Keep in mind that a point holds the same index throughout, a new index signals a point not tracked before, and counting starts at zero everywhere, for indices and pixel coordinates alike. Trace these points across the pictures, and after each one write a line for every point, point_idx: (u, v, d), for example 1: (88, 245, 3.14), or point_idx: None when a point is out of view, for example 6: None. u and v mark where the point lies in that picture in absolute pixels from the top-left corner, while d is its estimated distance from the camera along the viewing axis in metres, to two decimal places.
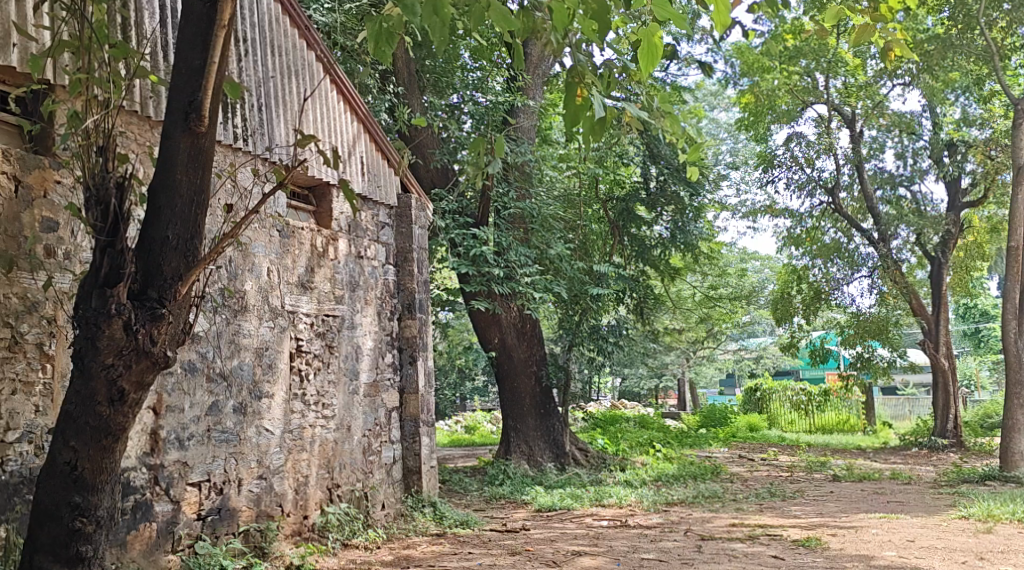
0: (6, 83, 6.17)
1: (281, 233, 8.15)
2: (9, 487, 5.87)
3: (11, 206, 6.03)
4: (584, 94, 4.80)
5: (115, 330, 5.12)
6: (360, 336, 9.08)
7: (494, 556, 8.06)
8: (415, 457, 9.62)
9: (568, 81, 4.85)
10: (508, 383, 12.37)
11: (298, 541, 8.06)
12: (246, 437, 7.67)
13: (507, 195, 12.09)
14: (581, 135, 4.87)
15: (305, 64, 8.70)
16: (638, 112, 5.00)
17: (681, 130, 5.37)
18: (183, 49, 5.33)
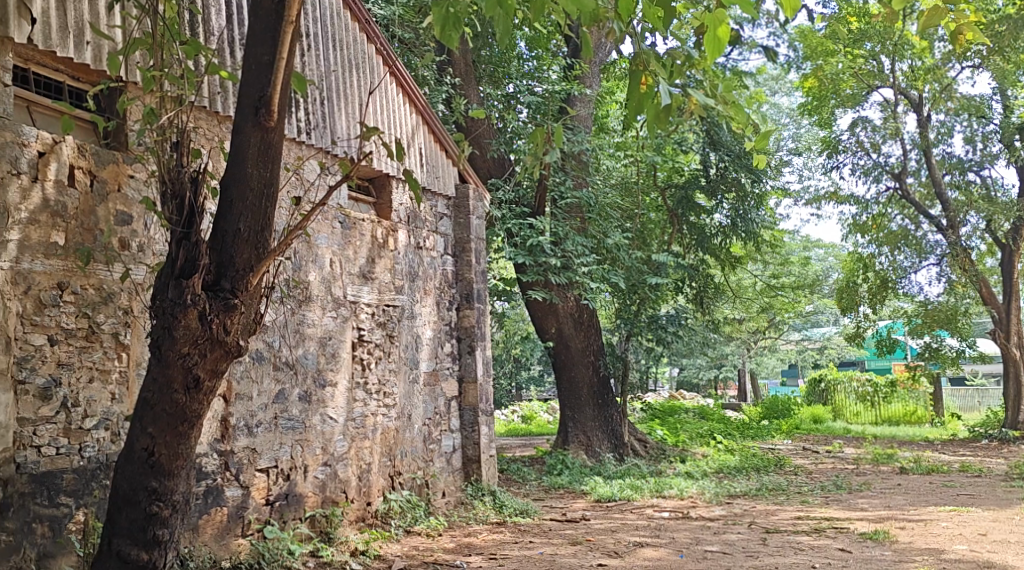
0: (80, 80, 6.34)
1: (343, 224, 8.26)
2: (87, 472, 6.04)
3: (87, 200, 6.18)
4: (649, 82, 4.82)
5: (190, 320, 5.23)
6: (419, 326, 9.17)
7: (555, 546, 8.11)
8: (475, 446, 9.68)
9: (631, 69, 4.88)
10: (565, 372, 12.37)
11: (362, 527, 8.19)
12: (311, 425, 7.80)
13: (564, 184, 12.05)
14: (644, 122, 4.89)
15: (365, 57, 8.80)
16: (702, 100, 5.01)
17: (747, 120, 5.32)
18: (252, 45, 5.43)
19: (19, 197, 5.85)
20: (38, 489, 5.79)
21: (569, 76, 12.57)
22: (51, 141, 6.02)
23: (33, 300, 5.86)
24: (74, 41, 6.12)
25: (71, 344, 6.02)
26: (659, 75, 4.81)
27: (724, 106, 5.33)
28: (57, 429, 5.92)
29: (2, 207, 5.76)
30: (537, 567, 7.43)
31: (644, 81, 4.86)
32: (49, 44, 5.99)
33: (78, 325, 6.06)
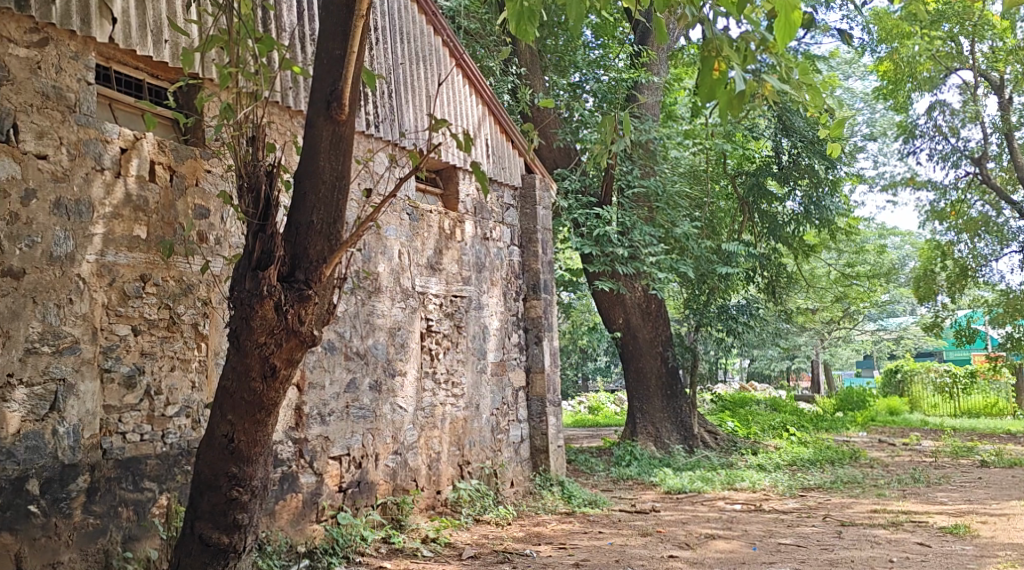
0: (160, 78, 6.54)
1: (411, 215, 8.37)
2: (169, 458, 6.23)
3: (167, 194, 6.36)
4: (721, 68, 4.78)
5: (267, 310, 5.34)
6: (486, 317, 9.24)
7: (625, 537, 8.15)
8: (543, 436, 9.74)
9: (703, 56, 4.84)
10: (633, 363, 12.37)
11: (432, 515, 8.32)
12: (381, 414, 7.93)
13: (631, 173, 12.05)
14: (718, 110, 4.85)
15: (432, 50, 8.90)
16: (777, 86, 4.96)
17: (823, 104, 5.31)
18: (324, 40, 5.54)
19: (103, 192, 6.04)
20: (123, 474, 5.99)
21: (636, 64, 12.51)
22: (132, 138, 6.21)
23: (117, 291, 6.05)
24: (153, 40, 6.30)
25: (153, 334, 6.21)
26: (732, 61, 4.81)
27: (799, 90, 5.28)
28: (141, 416, 6.12)
29: (87, 203, 5.96)
30: (608, 557, 7.48)
31: (716, 67, 4.85)
32: (130, 44, 6.16)
33: (160, 316, 6.25)
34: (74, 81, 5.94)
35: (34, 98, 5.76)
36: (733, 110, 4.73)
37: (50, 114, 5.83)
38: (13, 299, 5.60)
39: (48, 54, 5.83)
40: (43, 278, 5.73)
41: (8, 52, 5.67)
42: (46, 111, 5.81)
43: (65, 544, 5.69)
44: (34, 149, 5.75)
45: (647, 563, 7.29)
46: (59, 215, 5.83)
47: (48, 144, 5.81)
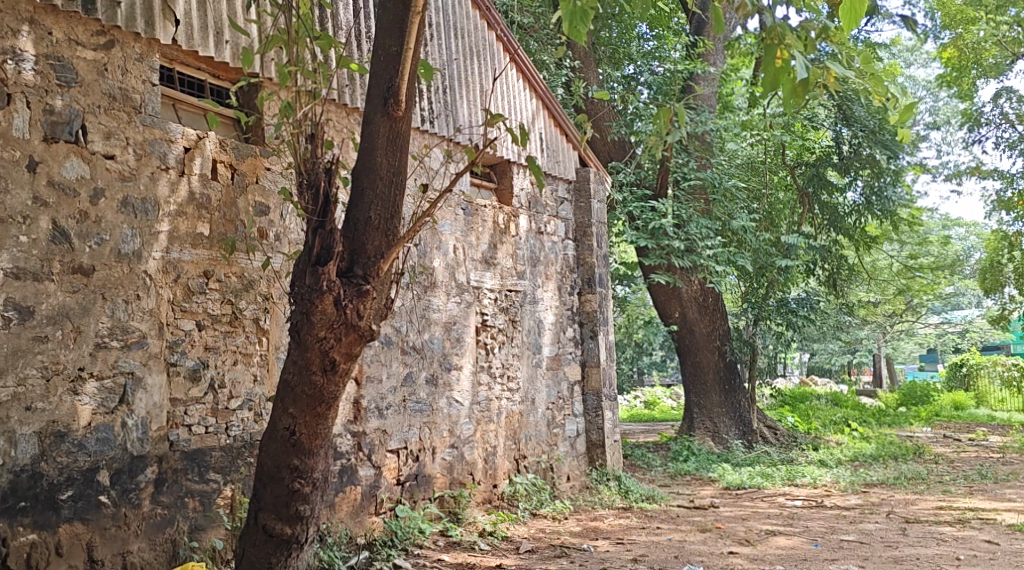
0: (220, 78, 6.70)
1: (465, 210, 8.44)
2: (233, 449, 6.37)
3: (228, 192, 6.49)
4: (785, 55, 4.73)
5: (327, 305, 5.37)
6: (541, 311, 9.29)
7: (684, 532, 8.15)
8: (599, 431, 9.71)
9: (765, 43, 4.80)
10: (690, 357, 12.32)
11: (489, 508, 8.38)
12: (438, 408, 8.01)
13: (687, 165, 11.99)
14: (782, 99, 4.80)
15: (486, 44, 8.95)
16: (843, 73, 4.89)
17: (888, 92, 5.23)
18: (381, 37, 5.62)
19: (168, 190, 6.18)
20: (190, 466, 6.14)
21: (692, 55, 12.46)
22: (195, 137, 6.34)
23: (182, 288, 6.19)
24: (214, 40, 6.44)
25: (216, 329, 6.34)
26: (795, 49, 4.78)
27: (863, 79, 5.20)
28: (205, 409, 6.25)
29: (153, 201, 6.11)
30: (666, 552, 7.48)
31: (779, 55, 4.81)
32: (192, 45, 6.31)
33: (222, 311, 6.38)
34: (139, 82, 6.08)
35: (101, 99, 5.90)
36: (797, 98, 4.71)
37: (117, 115, 5.97)
38: (84, 295, 5.75)
39: (114, 56, 5.97)
40: (112, 275, 5.87)
41: (76, 55, 5.81)
42: (113, 111, 5.95)
43: (134, 533, 5.84)
44: (102, 149, 5.90)
45: (707, 559, 7.28)
46: (126, 213, 5.97)
47: (116, 144, 5.96)
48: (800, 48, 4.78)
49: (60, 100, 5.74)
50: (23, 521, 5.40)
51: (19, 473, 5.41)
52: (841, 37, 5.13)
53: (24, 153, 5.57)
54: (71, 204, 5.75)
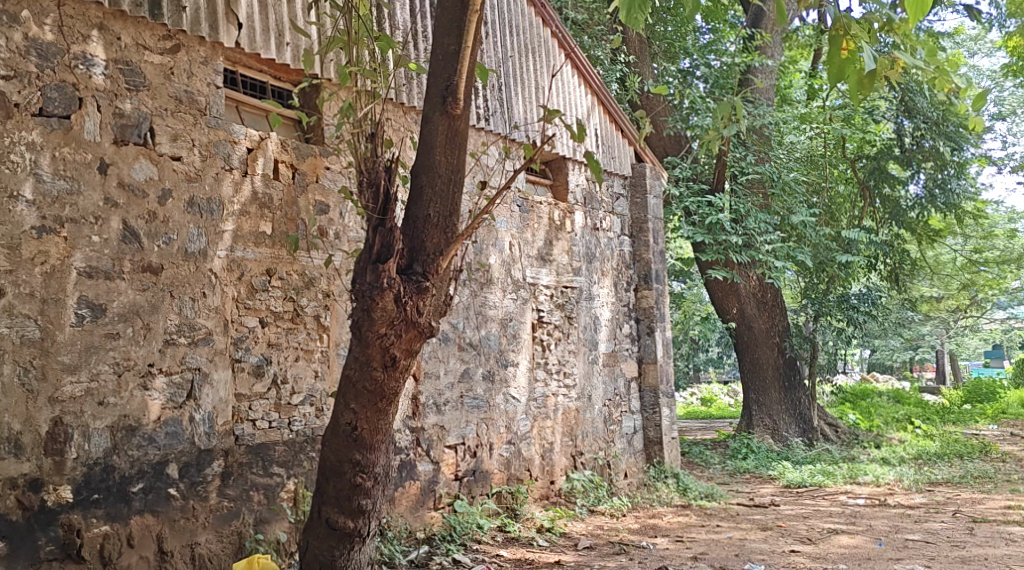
0: (281, 79, 6.82)
1: (521, 207, 8.50)
2: (296, 444, 6.49)
3: (289, 191, 6.62)
4: (851, 46, 4.64)
5: (387, 302, 5.44)
6: (597, 308, 9.30)
7: (744, 531, 8.12)
8: (657, 428, 9.70)
9: (832, 34, 4.72)
10: (749, 354, 12.25)
11: (546, 504, 8.44)
12: (495, 404, 8.07)
13: (745, 160, 11.89)
14: (850, 91, 4.71)
15: (541, 41, 8.98)
16: (911, 63, 4.80)
17: (956, 81, 5.13)
18: (439, 35, 5.69)
19: (232, 190, 6.31)
20: (254, 460, 6.27)
21: (749, 48, 12.25)
22: (257, 138, 6.47)
23: (245, 285, 6.31)
24: (276, 42, 6.56)
25: (279, 326, 6.47)
26: (862, 39, 4.69)
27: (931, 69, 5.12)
28: (269, 404, 6.38)
29: (218, 201, 6.24)
30: (727, 551, 7.47)
31: (845, 45, 4.73)
32: (254, 47, 6.43)
33: (285, 308, 6.51)
34: (204, 85, 6.22)
35: (168, 102, 6.04)
36: (864, 91, 4.70)
37: (183, 118, 6.11)
38: (153, 293, 5.89)
39: (180, 59, 6.11)
40: (179, 273, 6.01)
41: (143, 59, 5.96)
42: (179, 114, 6.09)
43: (202, 525, 5.98)
44: (169, 150, 6.04)
45: (768, 557, 7.26)
46: (193, 214, 6.11)
47: (182, 145, 6.10)
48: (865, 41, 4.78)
49: (129, 103, 5.88)
50: (96, 513, 5.57)
51: (91, 466, 5.57)
52: (908, 26, 5.04)
53: (95, 155, 5.72)
54: (140, 204, 5.89)
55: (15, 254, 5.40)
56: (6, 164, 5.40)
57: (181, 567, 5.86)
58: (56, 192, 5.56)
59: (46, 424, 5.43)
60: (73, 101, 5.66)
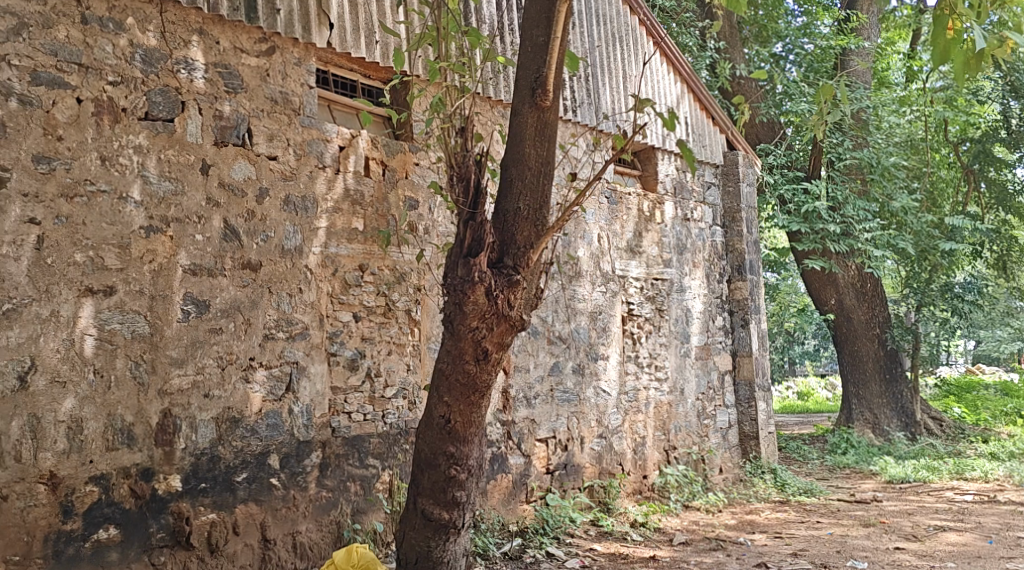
0: (371, 78, 6.95)
1: (609, 199, 8.49)
2: (390, 436, 6.62)
3: (380, 188, 6.74)
4: (957, 25, 4.52)
5: (478, 295, 5.50)
6: (689, 300, 9.24)
7: (846, 527, 8.00)
8: (752, 422, 9.61)
9: (936, 14, 4.61)
10: (848, 346, 11.99)
11: (639, 499, 8.45)
12: (585, 397, 8.10)
13: (842, 145, 11.60)
14: (957, 72, 4.60)
15: (629, 30, 8.95)
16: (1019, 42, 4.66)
17: None
18: (528, 27, 5.74)
19: (325, 188, 6.46)
20: (351, 451, 6.42)
21: (844, 30, 11.98)
22: (349, 136, 6.60)
23: (339, 281, 6.46)
24: (365, 41, 6.69)
25: (372, 320, 6.60)
26: (968, 18, 4.57)
27: None
28: (363, 397, 6.52)
29: (312, 199, 6.38)
30: (828, 547, 7.37)
31: (950, 25, 4.62)
32: (345, 47, 6.57)
33: (377, 303, 6.63)
34: (298, 86, 6.38)
35: (264, 104, 6.21)
36: (971, 72, 4.53)
37: (278, 118, 6.27)
38: (253, 289, 6.06)
39: (275, 61, 6.28)
40: (277, 270, 6.17)
41: (241, 62, 6.13)
42: (275, 115, 6.26)
43: (302, 515, 6.15)
44: (266, 150, 6.20)
45: (871, 554, 7.15)
46: (289, 211, 6.27)
47: (278, 145, 6.26)
48: (972, 18, 4.63)
49: (228, 105, 6.06)
50: (203, 501, 5.76)
51: (199, 457, 5.77)
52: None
53: (197, 156, 5.91)
54: (240, 204, 6.06)
55: (125, 252, 5.60)
56: (114, 166, 5.60)
57: (284, 555, 6.04)
58: (162, 193, 5.76)
59: (156, 415, 5.64)
60: (175, 104, 5.85)
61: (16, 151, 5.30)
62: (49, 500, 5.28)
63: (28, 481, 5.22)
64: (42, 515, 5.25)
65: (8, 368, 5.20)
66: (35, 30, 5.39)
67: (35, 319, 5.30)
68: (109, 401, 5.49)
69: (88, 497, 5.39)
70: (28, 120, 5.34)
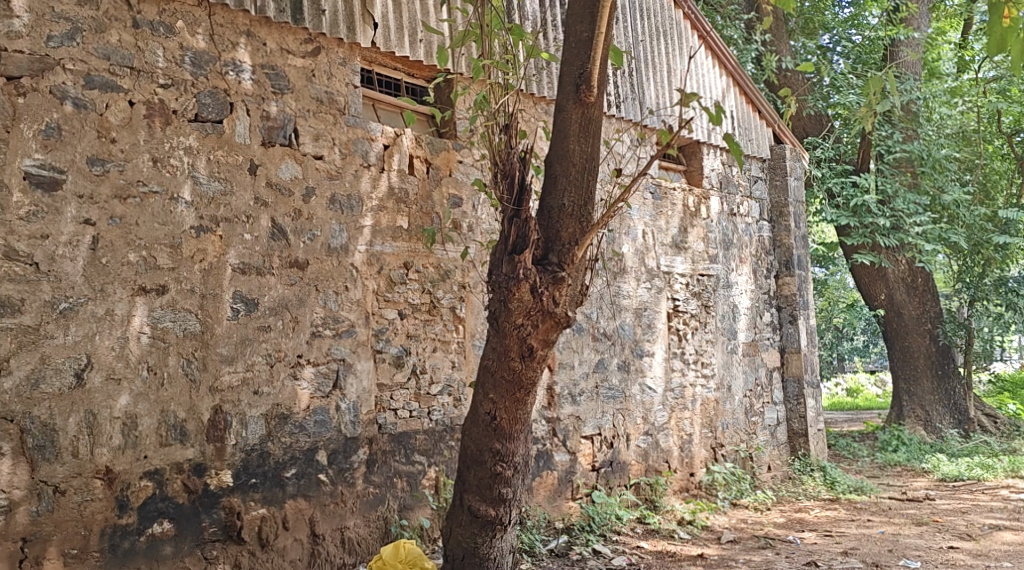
0: (415, 76, 6.98)
1: (654, 194, 8.47)
2: (436, 433, 6.66)
3: (424, 185, 6.78)
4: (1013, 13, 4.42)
5: (523, 292, 5.51)
6: (736, 296, 9.19)
7: (898, 526, 7.92)
8: (801, 419, 9.54)
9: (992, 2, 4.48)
10: (898, 342, 11.81)
11: (686, 497, 8.43)
12: (631, 394, 8.09)
13: (892, 138, 11.53)
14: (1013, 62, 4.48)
15: (674, 24, 8.91)
16: None
17: None
18: (573, 23, 5.75)
19: (370, 186, 6.50)
20: (397, 448, 6.47)
21: (893, 20, 11.81)
22: (393, 134, 6.65)
23: (385, 278, 6.51)
24: (409, 40, 6.73)
25: (417, 317, 6.64)
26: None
27: None
28: (409, 394, 6.57)
29: (357, 197, 6.44)
30: (880, 546, 7.29)
31: (1006, 13, 4.49)
32: (389, 46, 6.61)
33: (422, 300, 6.68)
34: (343, 85, 6.43)
35: (310, 104, 6.27)
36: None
37: (324, 118, 6.33)
38: (300, 287, 6.13)
39: (321, 62, 6.34)
40: (324, 268, 6.23)
41: (288, 62, 6.19)
42: (321, 114, 6.32)
43: (350, 510, 6.22)
44: (312, 150, 6.26)
45: (924, 553, 7.06)
46: (335, 210, 6.33)
47: (324, 145, 6.32)
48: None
49: (275, 106, 6.13)
50: (254, 496, 5.84)
51: (249, 452, 5.84)
52: None
53: (245, 157, 5.98)
54: (287, 203, 6.13)
55: (176, 252, 5.69)
56: (165, 167, 5.69)
57: (333, 550, 6.11)
58: (212, 193, 5.84)
59: (207, 412, 5.72)
60: (224, 106, 5.93)
61: (71, 153, 5.41)
62: (105, 495, 5.38)
63: (85, 477, 5.33)
64: (99, 510, 5.35)
65: (65, 366, 5.31)
66: (88, 35, 5.49)
67: (91, 317, 5.40)
68: (162, 398, 5.58)
69: (142, 492, 5.48)
70: (82, 123, 5.44)
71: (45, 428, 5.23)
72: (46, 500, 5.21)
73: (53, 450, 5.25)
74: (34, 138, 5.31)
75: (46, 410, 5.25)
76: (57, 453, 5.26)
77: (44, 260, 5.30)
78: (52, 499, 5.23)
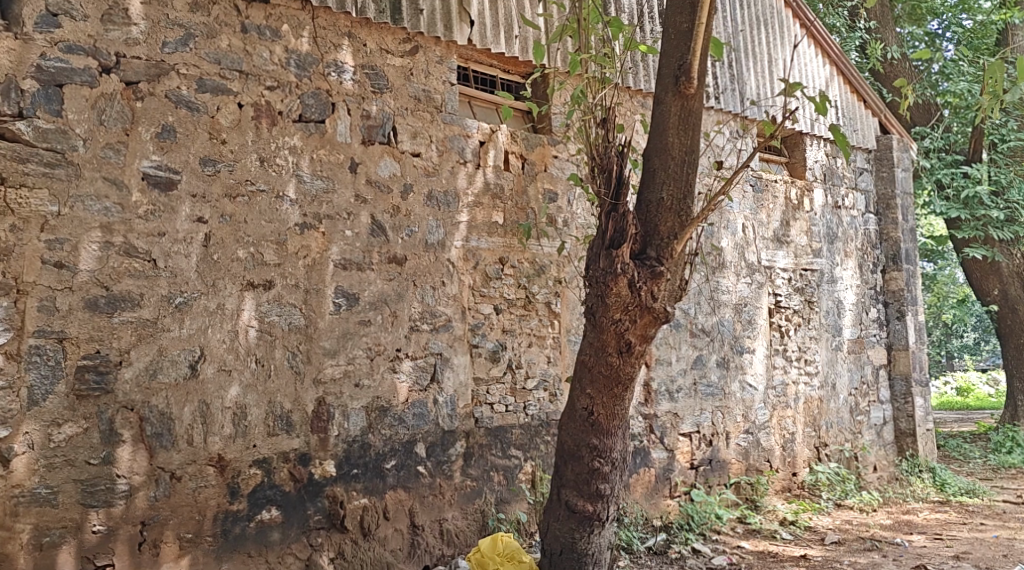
0: (512, 73, 7.06)
1: (755, 187, 8.35)
2: (532, 428, 6.71)
3: (520, 181, 6.84)
4: None
5: (621, 287, 5.50)
6: (841, 291, 9.00)
7: (1012, 530, 7.66)
8: (908, 419, 9.28)
9: None
10: (1013, 340, 11.35)
11: (789, 497, 8.29)
12: (731, 392, 8.00)
13: (1006, 126, 11.17)
14: None
15: (775, 12, 8.77)
16: None
17: None
18: (671, 15, 5.73)
19: (466, 182, 6.58)
20: (494, 442, 6.53)
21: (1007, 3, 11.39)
22: (489, 130, 6.72)
23: (481, 274, 6.58)
24: (505, 37, 6.80)
25: (513, 312, 6.71)
26: None
27: None
28: (505, 388, 6.63)
29: (454, 193, 6.52)
30: (994, 551, 7.07)
31: None
32: (485, 43, 6.70)
33: (518, 295, 6.73)
34: (440, 83, 6.53)
35: (408, 102, 6.38)
36: None
37: (422, 115, 6.44)
38: (398, 282, 6.24)
39: (419, 60, 6.45)
40: (422, 263, 6.34)
41: (386, 62, 6.32)
42: (419, 112, 6.42)
43: (448, 502, 6.32)
44: (410, 148, 6.37)
45: None
46: (432, 206, 6.42)
47: (421, 142, 6.42)
48: None
49: (375, 105, 6.26)
50: (355, 486, 5.98)
51: (351, 443, 5.98)
52: None
53: (346, 155, 6.12)
54: (386, 200, 6.25)
55: (281, 248, 5.85)
56: (271, 167, 5.86)
57: (432, 541, 6.21)
58: (315, 191, 5.99)
59: (311, 403, 5.87)
60: (327, 106, 6.08)
61: (185, 154, 5.62)
62: (217, 481, 5.57)
63: (199, 464, 5.53)
64: (212, 496, 5.55)
65: (180, 358, 5.52)
66: (200, 40, 5.69)
67: (204, 311, 5.60)
68: (269, 389, 5.75)
69: (251, 480, 5.66)
70: (194, 125, 5.65)
71: (162, 416, 5.45)
72: (163, 485, 5.43)
73: (169, 437, 5.46)
74: (151, 140, 5.53)
75: (164, 400, 5.47)
76: (174, 441, 5.47)
77: (162, 257, 5.51)
78: (169, 485, 5.44)
